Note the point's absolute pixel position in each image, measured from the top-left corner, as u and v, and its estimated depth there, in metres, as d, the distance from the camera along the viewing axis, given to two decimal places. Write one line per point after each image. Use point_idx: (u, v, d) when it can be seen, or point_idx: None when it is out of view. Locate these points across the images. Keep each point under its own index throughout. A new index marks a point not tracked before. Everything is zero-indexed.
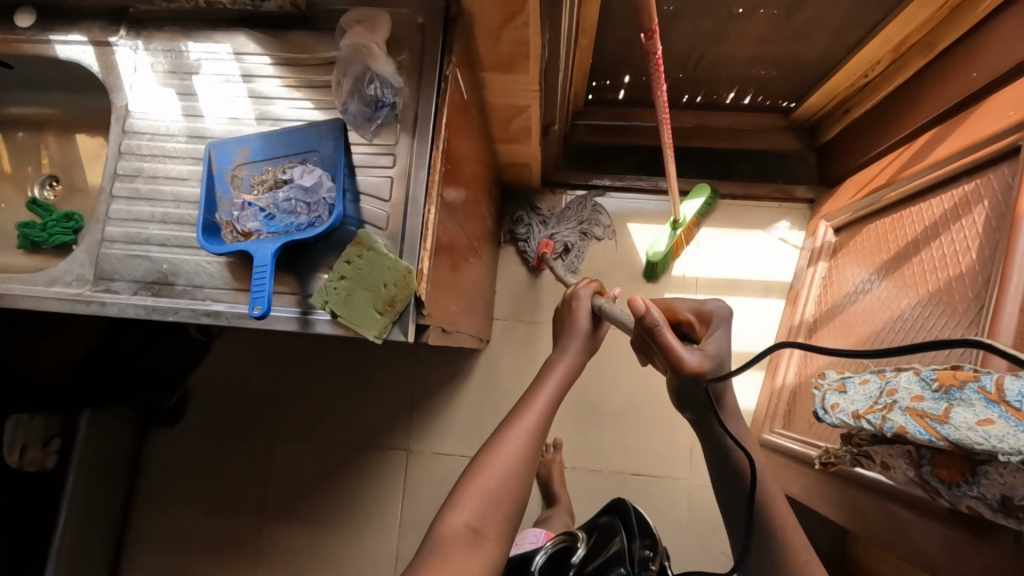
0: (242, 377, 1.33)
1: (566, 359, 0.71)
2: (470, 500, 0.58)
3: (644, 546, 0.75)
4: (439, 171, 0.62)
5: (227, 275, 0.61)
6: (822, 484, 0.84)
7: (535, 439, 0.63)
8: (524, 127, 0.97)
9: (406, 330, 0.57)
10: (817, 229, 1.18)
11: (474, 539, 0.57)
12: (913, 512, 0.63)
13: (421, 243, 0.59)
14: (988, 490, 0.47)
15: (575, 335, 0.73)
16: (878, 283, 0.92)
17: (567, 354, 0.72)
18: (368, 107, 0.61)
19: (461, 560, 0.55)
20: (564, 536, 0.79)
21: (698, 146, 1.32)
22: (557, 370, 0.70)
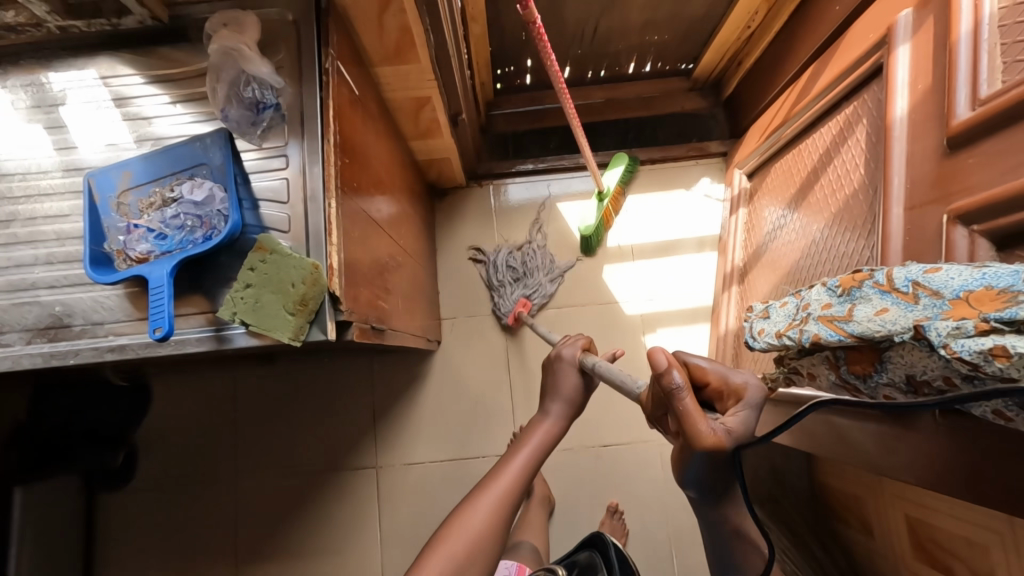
0: (190, 424, 1.27)
1: (549, 421, 0.69)
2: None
3: None
4: (335, 166, 0.61)
5: (129, 307, 0.58)
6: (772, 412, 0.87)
7: (499, 512, 0.60)
8: (431, 120, 0.97)
9: (325, 328, 0.56)
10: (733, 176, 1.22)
11: None
12: (848, 418, 0.67)
13: (326, 239, 0.58)
14: (895, 375, 0.50)
15: (559, 397, 0.71)
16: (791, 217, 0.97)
17: (544, 427, 0.68)
18: (249, 111, 0.59)
19: None
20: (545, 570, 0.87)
21: (611, 118, 1.35)
22: (537, 433, 0.68)
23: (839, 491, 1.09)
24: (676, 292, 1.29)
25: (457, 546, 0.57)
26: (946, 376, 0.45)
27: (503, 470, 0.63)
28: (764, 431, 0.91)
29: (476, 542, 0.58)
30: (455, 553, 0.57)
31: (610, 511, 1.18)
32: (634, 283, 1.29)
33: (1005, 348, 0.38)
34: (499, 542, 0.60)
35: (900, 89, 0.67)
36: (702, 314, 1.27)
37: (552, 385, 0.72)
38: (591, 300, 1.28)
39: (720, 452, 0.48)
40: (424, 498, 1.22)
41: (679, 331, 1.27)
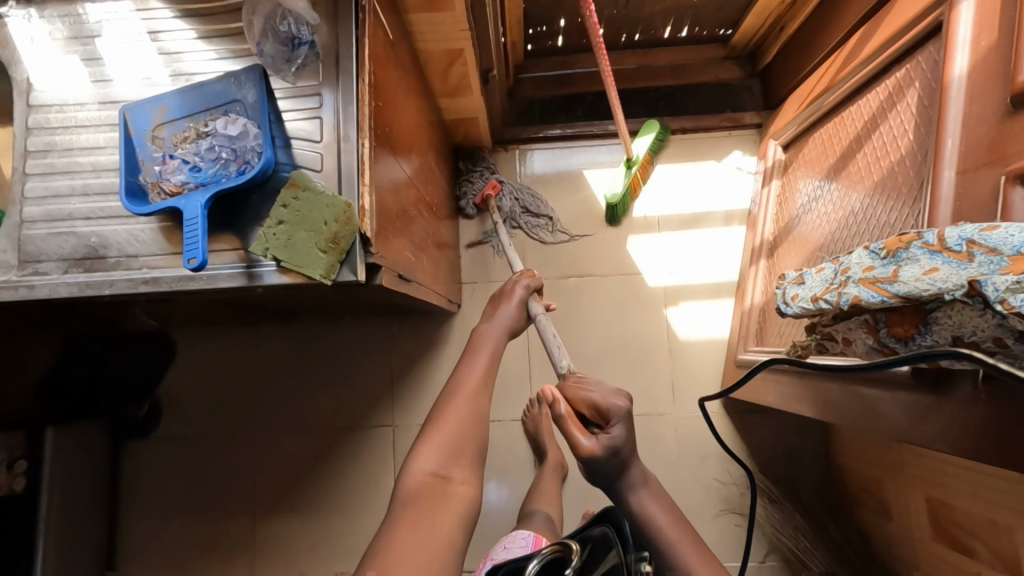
0: (212, 376, 1.29)
1: (496, 328, 0.74)
2: (428, 453, 0.59)
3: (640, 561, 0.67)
4: (368, 106, 0.60)
5: (163, 241, 0.58)
6: (796, 385, 0.86)
7: (479, 394, 0.65)
8: (462, 76, 0.95)
9: (355, 269, 0.55)
10: (768, 147, 1.19)
11: (440, 485, 0.57)
12: (881, 389, 0.65)
13: (358, 180, 0.57)
14: (940, 337, 0.48)
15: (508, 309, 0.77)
16: (828, 187, 0.94)
17: (492, 333, 0.73)
18: (285, 47, 0.58)
19: (431, 506, 0.55)
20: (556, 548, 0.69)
21: (643, 85, 1.31)
22: (491, 336, 0.73)
23: (856, 472, 1.08)
24: (700, 265, 1.26)
25: (444, 436, 0.61)
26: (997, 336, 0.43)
27: (468, 368, 0.67)
28: (786, 405, 0.89)
29: (465, 428, 0.62)
30: (445, 444, 0.60)
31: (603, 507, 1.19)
32: (658, 254, 1.27)
33: None
34: (483, 431, 0.63)
35: (962, 48, 0.63)
36: (725, 288, 1.25)
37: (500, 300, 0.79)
38: (614, 270, 1.27)
39: (595, 456, 0.65)
40: None
41: (701, 305, 1.25)
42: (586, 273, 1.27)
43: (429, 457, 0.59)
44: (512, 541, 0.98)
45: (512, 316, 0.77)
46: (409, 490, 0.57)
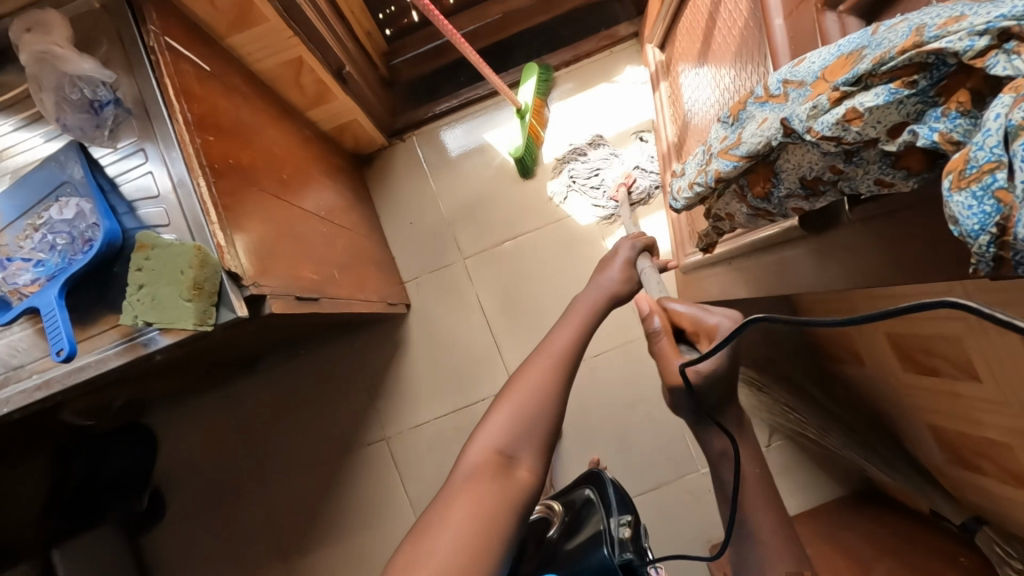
0: (199, 448, 1.29)
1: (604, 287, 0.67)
2: (494, 424, 0.51)
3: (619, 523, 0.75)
4: (194, 145, 0.59)
5: (45, 341, 0.57)
6: (731, 270, 0.86)
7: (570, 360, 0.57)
8: (316, 82, 0.93)
9: (232, 306, 0.55)
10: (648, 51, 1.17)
11: (505, 466, 0.50)
12: (787, 247, 0.66)
13: (206, 219, 0.56)
14: (791, 183, 0.48)
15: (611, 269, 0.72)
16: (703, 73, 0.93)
17: (597, 299, 0.66)
18: (89, 114, 0.57)
19: (486, 487, 0.48)
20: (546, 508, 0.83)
21: (513, 33, 1.29)
22: (595, 300, 0.65)
23: None
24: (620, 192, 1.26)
25: (513, 407, 0.52)
26: (829, 162, 0.43)
27: (566, 322, 0.60)
28: (728, 292, 0.90)
29: (548, 380, 0.54)
30: (512, 421, 0.51)
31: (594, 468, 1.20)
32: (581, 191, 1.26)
33: (855, 110, 0.35)
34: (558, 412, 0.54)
35: None
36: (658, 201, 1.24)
37: (606, 261, 0.74)
38: (543, 221, 1.27)
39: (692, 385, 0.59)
40: (437, 454, 1.25)
41: (638, 224, 1.24)
42: (519, 234, 1.27)
43: (495, 433, 0.51)
44: None
45: (620, 267, 0.73)
46: (472, 464, 0.49)
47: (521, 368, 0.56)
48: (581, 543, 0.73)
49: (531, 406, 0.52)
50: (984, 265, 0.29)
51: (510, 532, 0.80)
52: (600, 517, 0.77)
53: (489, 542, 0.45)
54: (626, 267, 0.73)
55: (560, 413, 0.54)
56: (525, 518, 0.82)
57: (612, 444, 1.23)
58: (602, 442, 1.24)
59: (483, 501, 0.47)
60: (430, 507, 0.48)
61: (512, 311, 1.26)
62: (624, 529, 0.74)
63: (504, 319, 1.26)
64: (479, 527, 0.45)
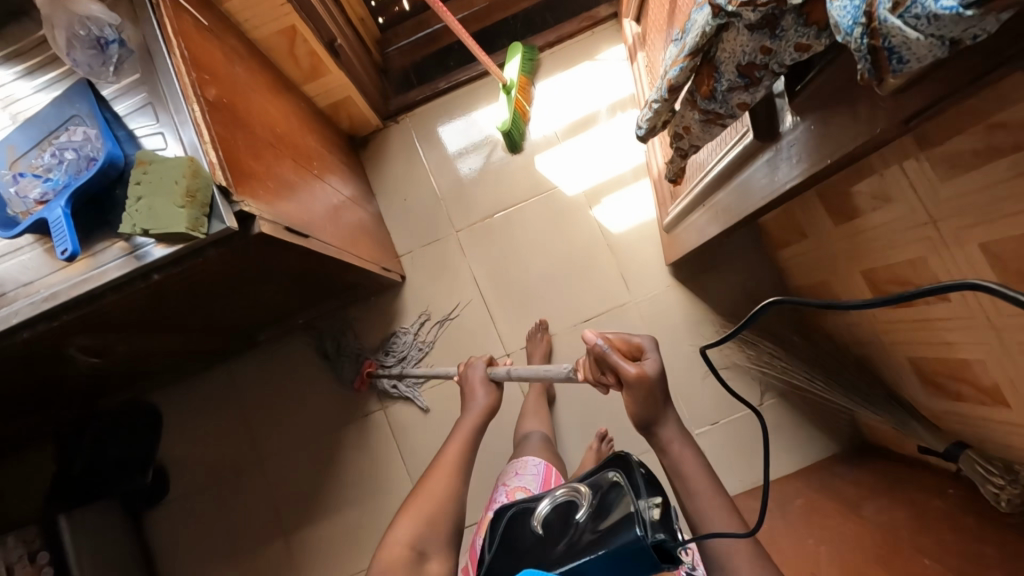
0: (202, 425, 1.32)
1: (475, 408, 0.83)
2: (405, 526, 0.64)
3: (652, 501, 0.61)
4: (190, 78, 0.64)
5: (52, 259, 0.62)
6: (704, 211, 0.90)
7: (458, 471, 0.72)
8: (310, 53, 0.99)
9: (223, 218, 0.60)
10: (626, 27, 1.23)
11: (416, 560, 0.62)
12: (748, 164, 0.69)
13: (200, 141, 0.61)
14: (729, 74, 0.52)
15: (477, 395, 0.85)
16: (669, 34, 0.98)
17: (470, 421, 0.80)
18: (96, 51, 0.63)
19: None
20: (568, 486, 0.68)
21: (499, 18, 1.36)
22: (469, 422, 0.80)
23: (808, 285, 1.12)
24: (605, 165, 1.30)
25: (418, 510, 0.66)
26: (757, 42, 0.47)
27: (454, 437, 0.77)
28: (704, 236, 0.93)
29: (442, 497, 0.67)
30: (421, 519, 0.65)
31: (599, 438, 1.20)
32: (567, 164, 1.31)
33: None
34: (457, 503, 0.68)
35: None
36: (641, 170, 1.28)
37: (471, 389, 0.87)
38: (531, 193, 1.31)
39: (645, 377, 0.63)
40: (432, 422, 1.27)
41: (622, 194, 1.28)
42: (509, 206, 1.31)
43: (406, 529, 0.64)
44: (525, 468, 0.98)
45: (479, 391, 0.87)
46: (389, 559, 0.61)
47: (428, 475, 0.70)
48: (605, 529, 0.60)
49: (435, 507, 0.66)
50: (869, 63, 0.34)
51: (533, 520, 0.68)
52: (629, 498, 0.62)
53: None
54: (487, 388, 0.87)
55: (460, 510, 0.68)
56: (547, 502, 0.69)
57: (605, 409, 1.25)
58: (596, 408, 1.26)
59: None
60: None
61: (504, 280, 1.29)
62: (655, 511, 0.60)
63: (496, 289, 1.29)
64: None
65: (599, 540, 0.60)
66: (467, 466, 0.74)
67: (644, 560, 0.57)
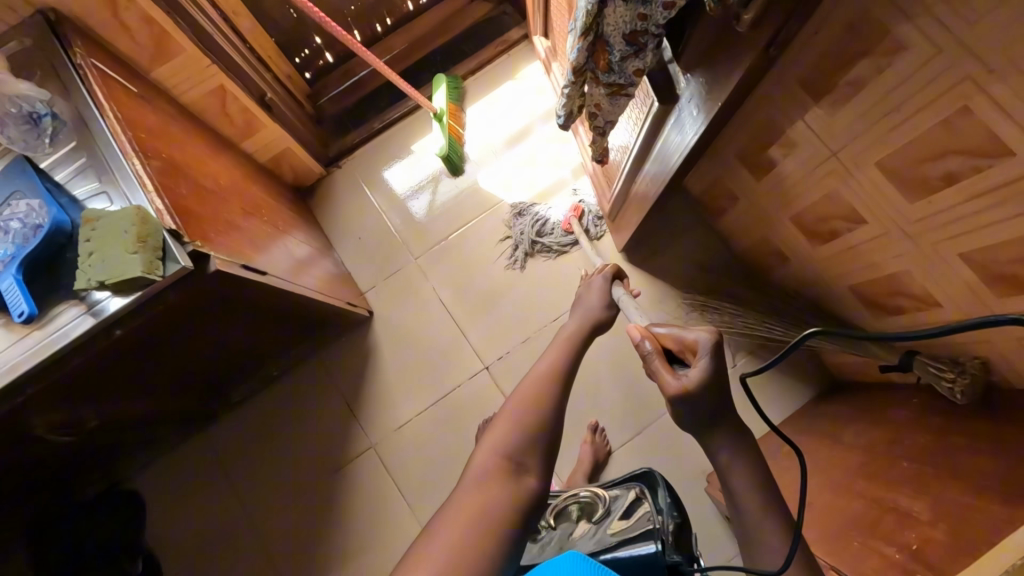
0: (188, 499, 1.27)
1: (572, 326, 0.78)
2: (498, 439, 0.60)
3: (670, 518, 0.76)
4: (127, 135, 0.67)
5: (9, 332, 0.62)
6: (638, 187, 0.96)
7: (558, 376, 0.68)
8: (243, 109, 1.04)
9: (177, 257, 0.62)
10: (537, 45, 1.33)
11: (513, 468, 0.58)
12: (661, 130, 0.76)
13: (144, 190, 0.64)
14: (618, 44, 0.58)
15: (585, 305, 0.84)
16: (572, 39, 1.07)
17: (571, 332, 0.76)
18: (30, 125, 0.65)
19: (494, 484, 0.56)
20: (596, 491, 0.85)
21: (420, 56, 1.44)
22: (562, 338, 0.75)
23: (750, 244, 1.19)
24: (543, 172, 1.37)
25: (508, 422, 0.62)
26: (634, 11, 0.54)
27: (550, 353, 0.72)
28: (643, 209, 0.99)
29: (539, 395, 0.64)
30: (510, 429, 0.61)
31: (592, 430, 1.22)
32: (508, 177, 1.37)
33: None
34: (553, 416, 0.63)
35: None
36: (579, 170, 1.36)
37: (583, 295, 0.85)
38: (480, 209, 1.36)
39: (688, 394, 0.57)
40: (424, 449, 1.26)
41: (567, 194, 1.35)
42: (461, 226, 1.36)
43: (500, 444, 0.60)
44: None
45: (596, 296, 0.84)
46: (479, 470, 0.58)
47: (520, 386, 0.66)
48: (630, 534, 0.73)
49: (532, 410, 0.63)
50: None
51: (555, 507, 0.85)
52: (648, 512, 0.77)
53: (488, 538, 0.52)
54: (602, 295, 0.84)
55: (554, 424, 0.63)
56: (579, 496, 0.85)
57: (591, 401, 1.26)
58: (584, 400, 1.26)
59: (485, 503, 0.54)
60: (440, 516, 0.55)
61: (469, 296, 1.32)
62: (673, 534, 0.73)
63: (463, 306, 1.32)
64: (484, 524, 0.53)
65: (624, 540, 0.72)
66: (569, 374, 0.69)
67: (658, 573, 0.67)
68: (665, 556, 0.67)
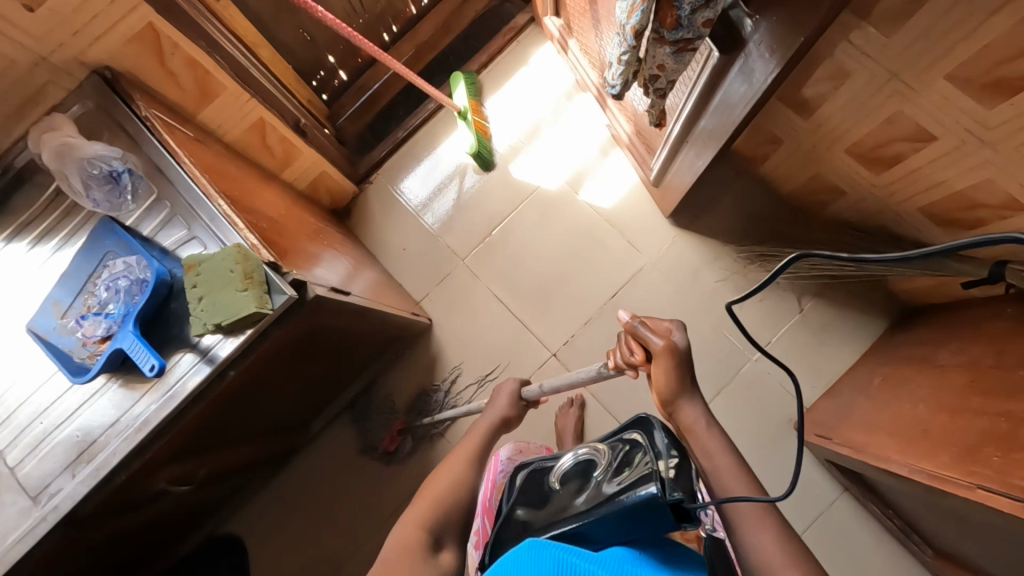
0: (283, 536, 1.28)
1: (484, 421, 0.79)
2: (413, 513, 0.63)
3: (667, 462, 0.60)
4: (206, 178, 0.67)
5: (130, 390, 0.63)
6: (691, 145, 0.95)
7: (478, 458, 0.71)
8: (281, 139, 1.04)
9: (282, 288, 0.62)
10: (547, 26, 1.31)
11: (425, 541, 0.59)
12: (721, 81, 0.75)
13: (236, 227, 0.64)
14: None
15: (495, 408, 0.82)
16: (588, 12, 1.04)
17: (485, 425, 0.78)
18: (111, 185, 0.66)
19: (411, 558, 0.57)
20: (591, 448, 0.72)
21: (430, 58, 1.43)
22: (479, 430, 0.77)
23: (801, 187, 1.17)
24: (577, 152, 1.35)
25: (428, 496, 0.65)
26: None
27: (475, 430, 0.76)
28: (696, 168, 0.98)
29: (455, 478, 0.67)
30: (434, 496, 0.64)
31: None
32: (541, 163, 1.36)
33: None
34: (469, 493, 0.66)
35: None
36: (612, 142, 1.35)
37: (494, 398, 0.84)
38: (517, 199, 1.36)
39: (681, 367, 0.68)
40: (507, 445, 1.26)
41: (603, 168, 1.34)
42: (502, 220, 1.36)
43: (415, 518, 0.62)
44: None
45: (504, 400, 0.84)
46: (397, 540, 0.60)
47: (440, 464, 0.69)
48: (620, 484, 0.60)
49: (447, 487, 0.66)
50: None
51: (554, 474, 0.72)
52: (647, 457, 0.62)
53: None
54: (513, 400, 0.84)
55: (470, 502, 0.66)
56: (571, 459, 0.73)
57: None
58: None
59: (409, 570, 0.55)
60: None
61: (523, 288, 1.32)
62: (672, 470, 0.59)
63: (519, 298, 1.32)
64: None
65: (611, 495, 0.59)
66: (487, 456, 0.72)
67: (654, 520, 0.56)
68: (665, 497, 0.54)
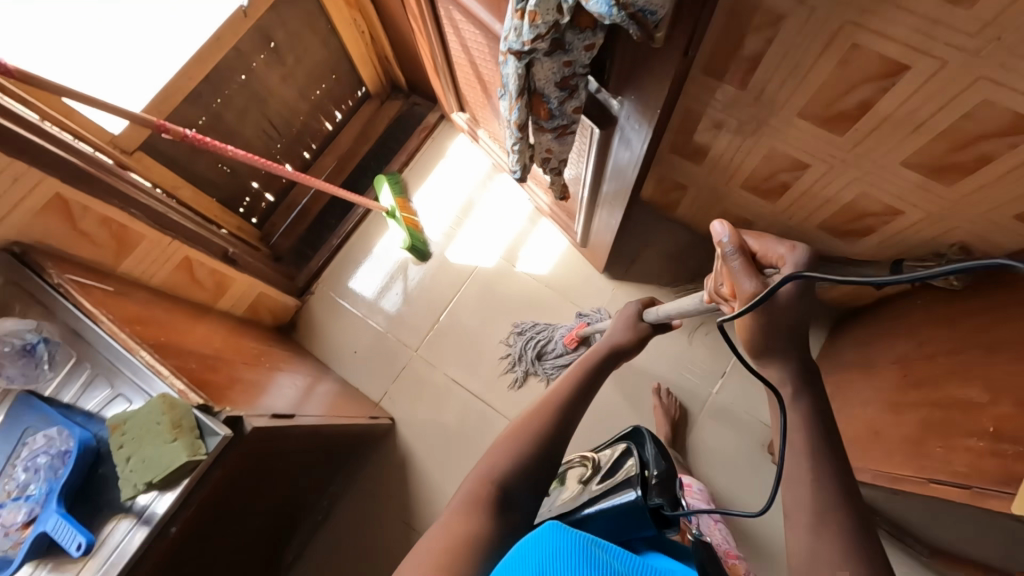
0: None
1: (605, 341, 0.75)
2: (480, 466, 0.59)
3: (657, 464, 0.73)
4: (127, 331, 0.67)
5: (60, 573, 0.57)
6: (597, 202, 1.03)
7: (576, 391, 0.67)
8: (211, 272, 1.05)
9: (215, 429, 0.61)
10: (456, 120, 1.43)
11: (493, 486, 0.57)
12: (609, 152, 0.82)
13: (161, 375, 0.63)
14: (553, 92, 0.65)
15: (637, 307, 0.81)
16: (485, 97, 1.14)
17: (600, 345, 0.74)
18: (24, 359, 0.64)
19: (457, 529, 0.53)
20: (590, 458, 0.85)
21: (353, 167, 1.50)
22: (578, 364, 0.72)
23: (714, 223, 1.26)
24: (507, 228, 1.42)
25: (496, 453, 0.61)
26: (560, 62, 0.60)
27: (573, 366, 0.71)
28: (612, 226, 1.05)
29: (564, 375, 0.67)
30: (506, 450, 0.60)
31: None
32: (474, 244, 1.42)
33: (530, 11, 0.53)
34: (545, 453, 0.61)
35: None
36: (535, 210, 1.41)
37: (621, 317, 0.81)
38: (459, 282, 1.39)
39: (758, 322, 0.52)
40: None
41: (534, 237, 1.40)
42: (449, 305, 1.38)
43: (489, 466, 0.59)
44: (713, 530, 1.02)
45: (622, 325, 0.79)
46: (460, 499, 0.57)
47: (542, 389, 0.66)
48: (609, 486, 0.73)
49: (522, 431, 0.62)
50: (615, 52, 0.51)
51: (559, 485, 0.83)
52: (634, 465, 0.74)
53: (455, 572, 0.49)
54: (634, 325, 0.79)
55: (553, 449, 0.62)
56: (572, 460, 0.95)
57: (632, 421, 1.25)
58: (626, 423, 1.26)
59: (468, 532, 0.52)
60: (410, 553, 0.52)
61: (479, 367, 1.32)
62: (654, 479, 0.71)
63: (477, 378, 1.31)
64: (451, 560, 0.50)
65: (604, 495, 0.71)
66: (583, 397, 0.67)
67: (640, 520, 0.66)
68: (645, 500, 0.66)
